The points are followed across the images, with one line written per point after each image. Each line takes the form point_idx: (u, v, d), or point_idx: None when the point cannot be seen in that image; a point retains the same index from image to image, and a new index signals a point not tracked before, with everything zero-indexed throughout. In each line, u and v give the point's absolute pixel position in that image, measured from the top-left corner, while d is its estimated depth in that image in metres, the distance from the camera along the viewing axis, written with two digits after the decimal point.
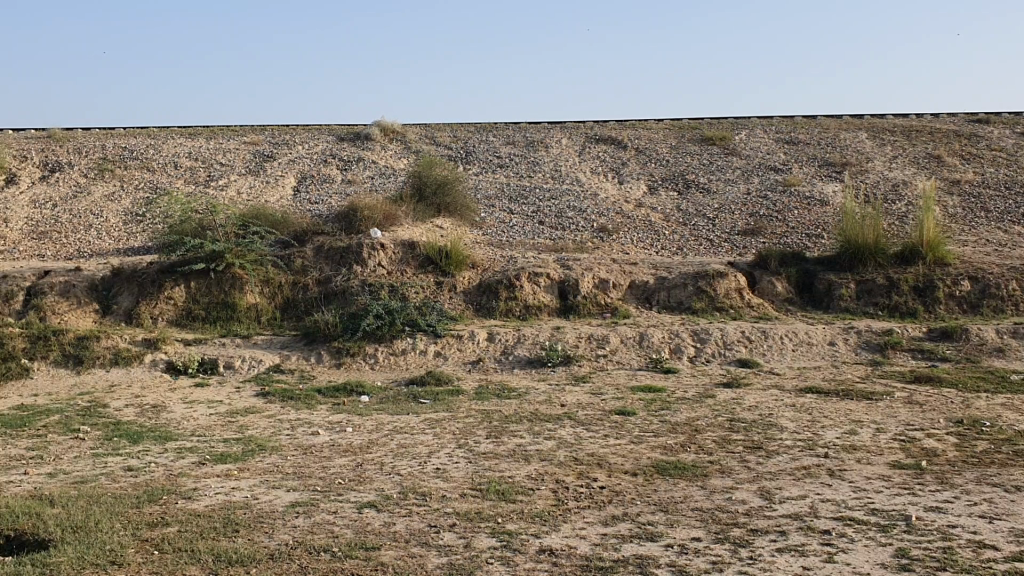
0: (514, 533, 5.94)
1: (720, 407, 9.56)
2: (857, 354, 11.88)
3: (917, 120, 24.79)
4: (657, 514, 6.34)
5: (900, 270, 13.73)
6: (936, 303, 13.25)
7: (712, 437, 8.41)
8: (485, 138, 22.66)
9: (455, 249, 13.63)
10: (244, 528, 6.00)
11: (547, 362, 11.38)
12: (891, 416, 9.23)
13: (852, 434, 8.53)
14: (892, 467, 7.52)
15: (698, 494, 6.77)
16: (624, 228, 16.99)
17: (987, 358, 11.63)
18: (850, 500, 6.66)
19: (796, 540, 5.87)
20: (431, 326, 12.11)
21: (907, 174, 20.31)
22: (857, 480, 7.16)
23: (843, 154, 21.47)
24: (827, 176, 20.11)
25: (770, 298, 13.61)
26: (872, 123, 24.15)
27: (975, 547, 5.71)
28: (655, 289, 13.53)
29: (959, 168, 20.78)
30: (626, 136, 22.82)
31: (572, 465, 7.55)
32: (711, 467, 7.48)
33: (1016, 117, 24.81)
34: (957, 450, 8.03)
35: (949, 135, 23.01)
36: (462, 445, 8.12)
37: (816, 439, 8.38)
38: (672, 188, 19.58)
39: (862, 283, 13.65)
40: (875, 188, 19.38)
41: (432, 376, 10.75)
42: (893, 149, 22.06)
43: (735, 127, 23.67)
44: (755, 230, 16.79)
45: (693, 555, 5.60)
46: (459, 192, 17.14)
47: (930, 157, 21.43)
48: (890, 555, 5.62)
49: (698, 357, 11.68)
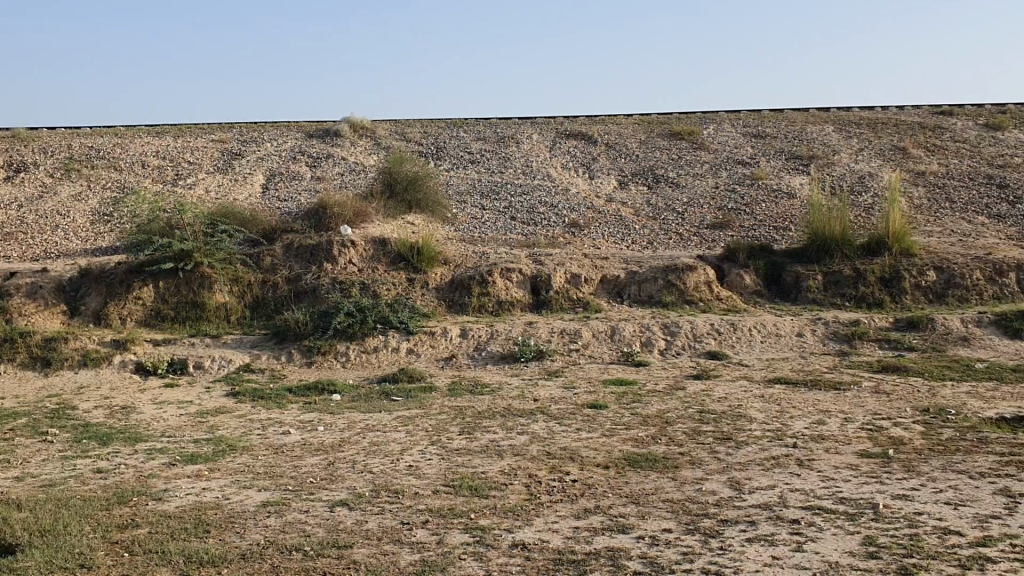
0: (486, 528, 5.94)
1: (691, 400, 9.61)
2: (824, 344, 11.99)
3: (883, 112, 25.03)
4: (629, 506, 6.37)
5: (866, 262, 13.88)
6: (902, 294, 13.40)
7: (683, 429, 8.46)
8: (456, 133, 22.64)
9: (426, 246, 13.60)
10: (215, 529, 5.96)
11: (520, 358, 11.38)
12: (859, 406, 9.33)
13: (820, 424, 8.62)
14: (860, 456, 7.60)
15: (669, 486, 6.80)
16: (595, 223, 17.02)
17: (952, 347, 11.80)
18: (818, 489, 6.72)
19: (765, 530, 5.91)
20: (403, 323, 12.08)
21: (873, 166, 20.52)
22: (826, 470, 7.22)
23: (809, 147, 21.65)
24: (794, 169, 20.26)
25: (739, 291, 13.71)
26: (838, 115, 24.36)
27: (941, 534, 5.79)
28: (627, 284, 13.58)
29: (923, 159, 21.03)
30: (597, 131, 22.86)
31: (545, 459, 7.56)
32: (681, 458, 7.52)
33: (979, 108, 25.17)
34: (923, 438, 8.14)
35: (914, 127, 23.29)
36: (435, 442, 8.12)
37: (785, 429, 8.45)
38: (642, 183, 19.65)
39: (829, 274, 13.78)
40: (842, 180, 19.55)
41: (404, 374, 10.73)
42: (859, 141, 22.28)
43: (704, 121, 23.80)
44: (724, 223, 16.89)
45: (664, 547, 5.63)
46: (430, 187, 17.09)
47: (895, 149, 21.67)
48: (858, 543, 5.68)
49: (670, 350, 11.74)
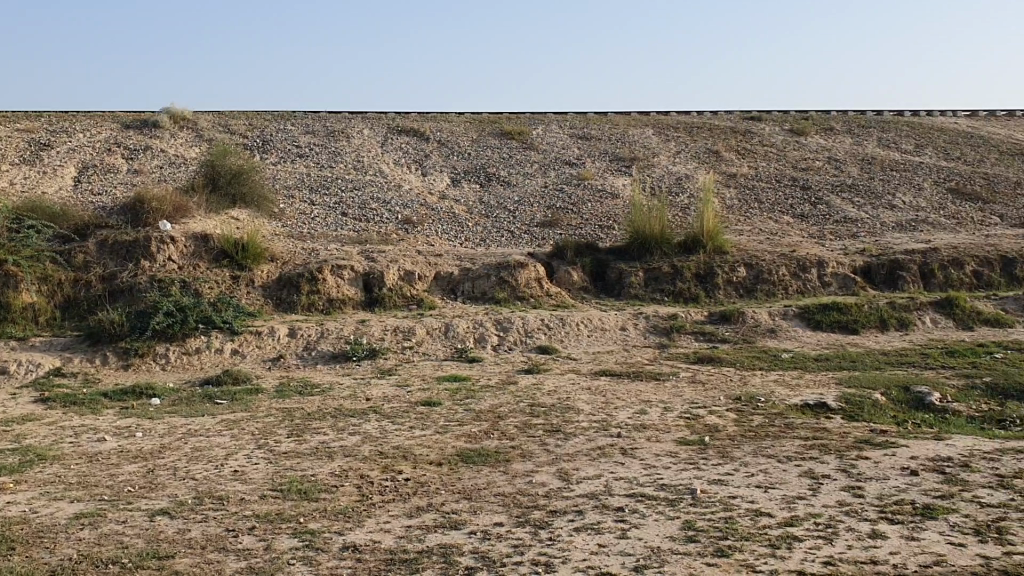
0: (316, 532, 5.83)
1: (521, 394, 9.76)
2: (646, 337, 12.47)
3: (699, 117, 26.29)
4: (461, 502, 6.40)
5: (684, 259, 14.55)
6: (716, 289, 14.12)
7: (513, 423, 8.58)
8: (283, 127, 22.07)
9: (253, 242, 13.19)
10: (22, 545, 5.57)
11: (350, 356, 11.22)
12: (678, 395, 9.76)
13: (643, 414, 8.96)
14: (679, 444, 7.95)
15: (500, 480, 6.89)
16: (427, 220, 17.02)
17: (761, 339, 12.56)
18: (641, 477, 6.98)
19: (592, 518, 6.09)
20: (228, 323, 11.68)
21: (690, 168, 21.50)
22: (648, 458, 7.51)
23: (632, 148, 22.44)
24: (618, 170, 20.95)
25: (567, 288, 14.06)
26: (658, 119, 25.38)
27: (753, 516, 6.16)
28: (458, 281, 13.65)
29: (735, 162, 22.23)
30: (428, 128, 22.85)
31: (376, 459, 7.50)
32: (512, 452, 7.63)
33: (785, 115, 26.87)
34: (736, 425, 8.61)
35: (727, 131, 24.57)
36: (262, 445, 7.89)
37: (610, 420, 8.73)
38: (473, 181, 19.80)
39: (649, 271, 14.34)
40: (662, 181, 20.38)
41: (230, 375, 10.37)
42: (677, 144, 23.29)
43: (533, 121, 24.23)
44: (553, 221, 17.25)
45: (495, 541, 5.70)
46: (256, 182, 16.59)
47: (710, 152, 22.79)
48: (678, 528, 5.94)
49: (501, 346, 11.89)
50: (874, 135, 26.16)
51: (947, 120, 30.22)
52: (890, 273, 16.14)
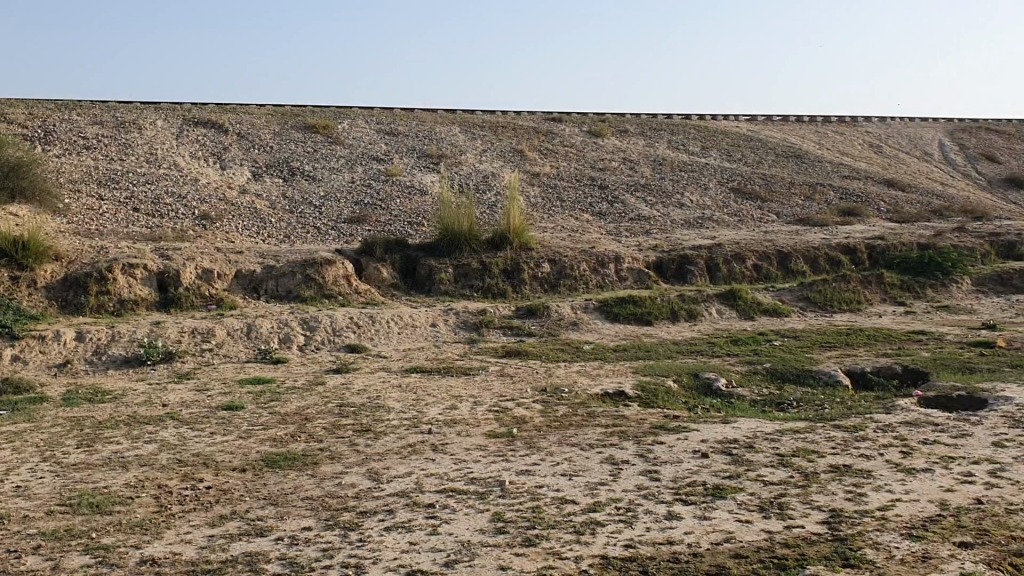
0: (110, 547, 5.51)
1: (329, 394, 9.61)
2: (456, 333, 12.64)
3: (503, 116, 26.79)
4: (267, 508, 6.23)
5: (491, 255, 14.89)
6: (522, 284, 14.51)
7: (322, 424, 8.44)
8: (65, 116, 20.62)
9: (34, 240, 12.25)
10: None
11: (147, 360, 10.67)
12: (487, 390, 9.94)
13: (452, 409, 9.07)
14: (487, 437, 8.18)
15: (308, 483, 6.76)
16: (228, 216, 16.43)
17: (565, 331, 13.03)
18: (452, 472, 7.14)
19: (402, 517, 6.12)
20: (6, 328, 10.82)
21: (495, 167, 21.88)
22: (458, 452, 7.68)
23: (438, 145, 22.56)
24: (424, 166, 21.00)
25: (376, 285, 14.02)
26: (463, 117, 25.64)
27: (559, 504, 6.56)
28: (263, 279, 13.27)
29: (538, 161, 22.83)
30: (227, 120, 22.01)
31: (176, 467, 7.17)
32: (320, 454, 7.50)
33: (583, 117, 27.87)
34: (542, 416, 9.02)
35: (530, 131, 25.17)
36: (48, 458, 7.36)
37: (420, 416, 8.77)
38: (276, 176, 19.26)
39: (458, 267, 14.55)
40: (468, 179, 20.62)
41: (9, 384, 9.60)
42: (482, 142, 23.63)
43: (337, 115, 23.85)
44: (360, 217, 17.06)
45: (303, 546, 5.59)
46: (36, 175, 15.40)
47: (514, 151, 23.28)
48: (488, 520, 6.16)
49: (308, 346, 11.65)
50: (666, 138, 27.57)
51: (730, 124, 32.31)
52: (679, 267, 17.05)
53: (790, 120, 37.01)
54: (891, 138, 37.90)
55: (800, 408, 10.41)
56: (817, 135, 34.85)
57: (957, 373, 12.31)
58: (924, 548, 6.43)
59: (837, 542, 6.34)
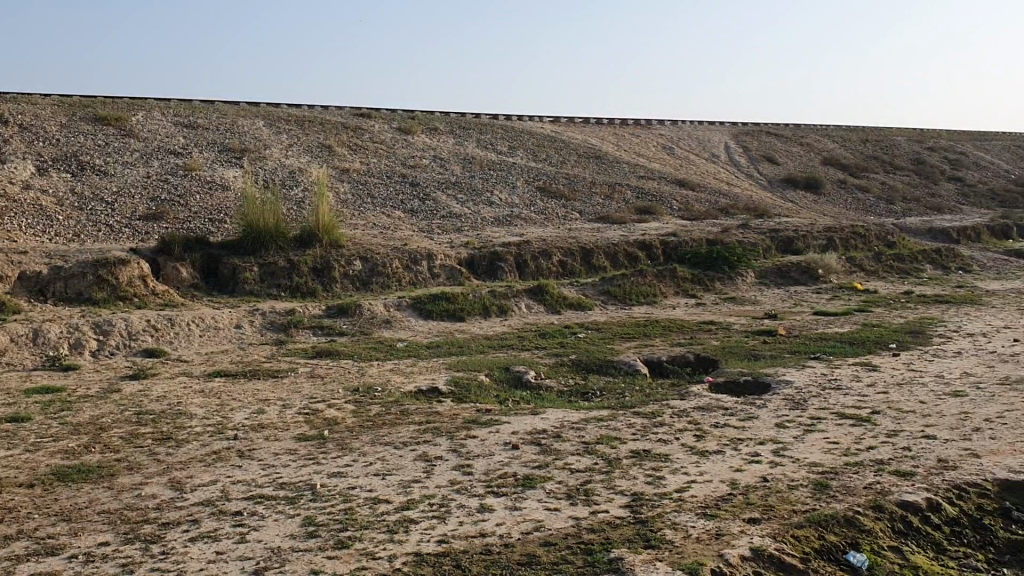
0: None
1: (127, 401, 9.11)
2: (263, 334, 12.31)
3: (309, 111, 26.28)
4: (59, 525, 5.85)
5: (299, 253, 14.64)
6: (332, 283, 14.34)
7: (119, 434, 7.99)
8: None
9: None
10: None
11: None
12: (296, 392, 9.75)
13: (260, 413, 8.83)
14: (297, 441, 8.03)
15: (105, 496, 6.39)
16: (8, 213, 15.24)
17: (376, 329, 12.98)
18: (260, 477, 6.95)
19: (208, 526, 5.93)
20: None
21: (302, 162, 21.44)
22: (266, 457, 7.49)
23: (241, 140, 21.85)
24: (227, 161, 20.28)
25: (176, 285, 13.46)
26: (268, 111, 24.96)
27: (372, 504, 6.56)
28: (50, 281, 12.42)
29: (346, 157, 22.57)
30: (6, 109, 20.40)
31: None
32: (118, 465, 7.11)
33: (391, 114, 27.81)
34: (354, 416, 8.95)
35: (337, 127, 24.84)
36: None
37: (226, 422, 8.49)
38: (63, 170, 18.04)
39: (264, 266, 14.19)
40: (273, 175, 20.10)
41: None
42: (288, 137, 23.09)
43: (131, 107, 22.62)
44: (158, 214, 16.27)
45: (101, 562, 5.31)
46: None
47: (322, 146, 22.90)
48: (298, 525, 6.05)
49: (102, 351, 11.00)
50: (473, 136, 27.92)
51: (534, 124, 33.16)
52: (489, 263, 17.32)
53: (590, 122, 38.36)
54: (683, 140, 40.07)
55: (604, 397, 10.84)
56: (616, 137, 36.33)
57: (744, 360, 13.22)
58: (717, 526, 6.89)
59: (640, 525, 6.70)
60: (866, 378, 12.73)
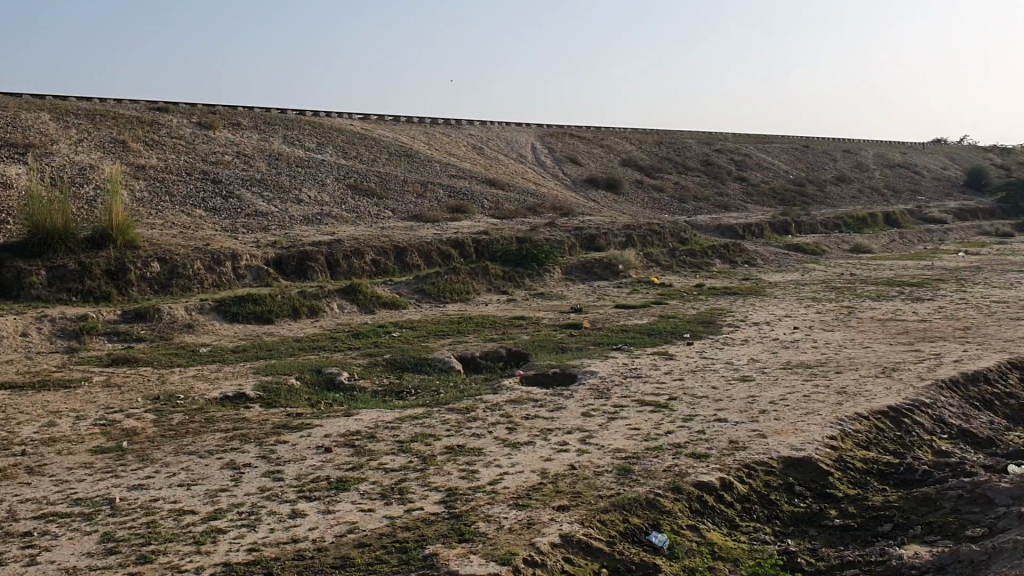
0: None
1: None
2: (52, 342, 11.56)
3: (101, 104, 24.85)
4: None
5: (92, 255, 13.86)
6: (129, 286, 13.67)
7: None
8: None
9: None
10: None
11: None
12: (91, 402, 9.23)
13: (50, 427, 8.31)
14: (93, 453, 7.64)
15: None
16: None
17: (179, 334, 12.49)
18: (52, 495, 6.67)
19: None
20: None
21: (93, 158, 20.25)
22: (59, 473, 7.11)
23: (24, 134, 20.38)
24: (8, 156, 18.85)
25: None
26: (54, 103, 23.39)
27: (176, 516, 6.45)
28: None
29: (143, 153, 21.52)
30: None
31: None
32: None
33: (191, 108, 26.75)
34: (155, 425, 8.58)
35: (132, 121, 23.62)
36: None
37: (12, 437, 7.95)
38: None
39: (52, 269, 13.33)
40: (62, 171, 18.88)
41: None
42: (77, 132, 21.75)
43: None
44: None
45: None
46: None
47: (115, 141, 21.71)
48: (96, 543, 5.94)
49: None
50: (279, 132, 27.26)
51: (342, 121, 32.78)
52: (298, 263, 17.00)
53: (398, 120, 38.28)
54: (490, 140, 40.77)
55: (417, 396, 10.95)
56: (425, 135, 36.49)
57: (552, 354, 13.66)
58: (529, 516, 7.42)
59: (451, 521, 6.94)
60: (665, 366, 13.49)
